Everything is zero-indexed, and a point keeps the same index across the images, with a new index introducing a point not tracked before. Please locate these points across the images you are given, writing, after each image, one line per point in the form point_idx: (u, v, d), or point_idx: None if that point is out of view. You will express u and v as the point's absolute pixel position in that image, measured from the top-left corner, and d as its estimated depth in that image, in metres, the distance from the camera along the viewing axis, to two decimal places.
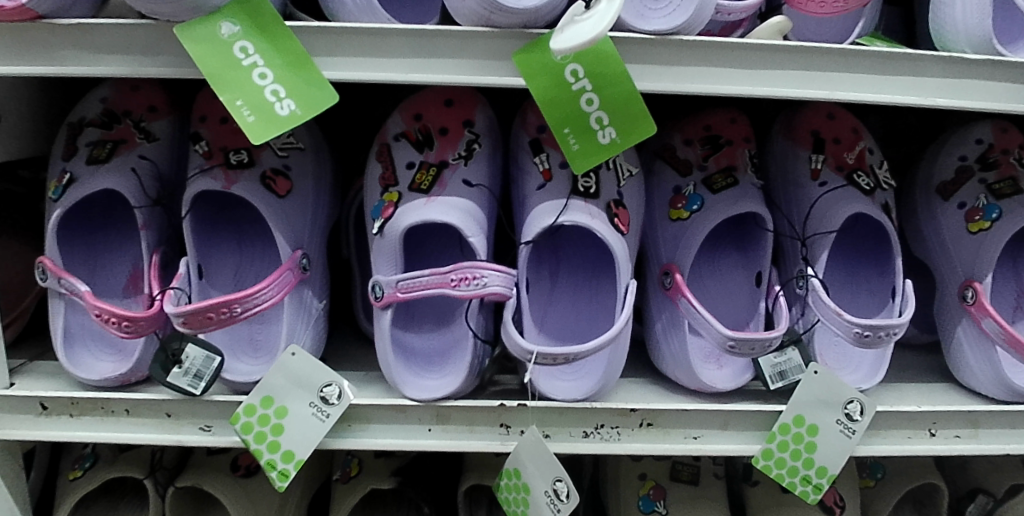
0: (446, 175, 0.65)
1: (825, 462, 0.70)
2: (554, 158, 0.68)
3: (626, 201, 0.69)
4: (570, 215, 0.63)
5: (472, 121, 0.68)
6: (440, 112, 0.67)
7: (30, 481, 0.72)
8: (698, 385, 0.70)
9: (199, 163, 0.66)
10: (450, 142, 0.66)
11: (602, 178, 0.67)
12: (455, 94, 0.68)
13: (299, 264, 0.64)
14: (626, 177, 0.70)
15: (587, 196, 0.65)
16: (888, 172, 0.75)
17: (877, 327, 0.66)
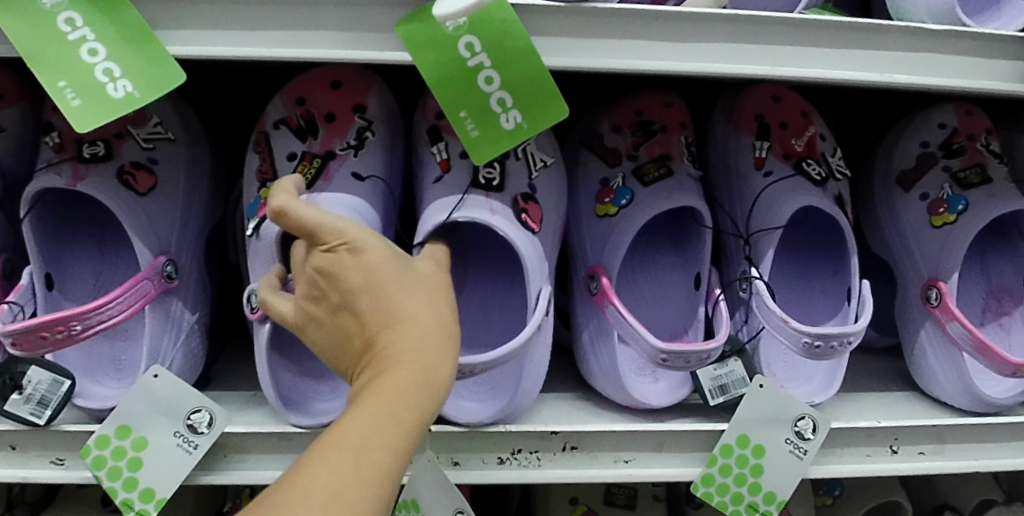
0: (332, 168, 0.58)
1: (774, 486, 0.62)
2: (454, 148, 0.60)
3: (539, 196, 0.61)
4: (466, 210, 0.55)
5: (364, 106, 0.61)
6: (324, 96, 0.60)
7: None
8: (630, 402, 0.62)
9: (49, 157, 0.57)
10: (339, 131, 0.59)
11: (508, 171, 0.59)
12: (344, 74, 0.61)
13: (163, 271, 0.56)
14: (538, 168, 0.62)
15: (491, 189, 0.58)
16: (841, 160, 0.68)
17: (829, 336, 0.58)
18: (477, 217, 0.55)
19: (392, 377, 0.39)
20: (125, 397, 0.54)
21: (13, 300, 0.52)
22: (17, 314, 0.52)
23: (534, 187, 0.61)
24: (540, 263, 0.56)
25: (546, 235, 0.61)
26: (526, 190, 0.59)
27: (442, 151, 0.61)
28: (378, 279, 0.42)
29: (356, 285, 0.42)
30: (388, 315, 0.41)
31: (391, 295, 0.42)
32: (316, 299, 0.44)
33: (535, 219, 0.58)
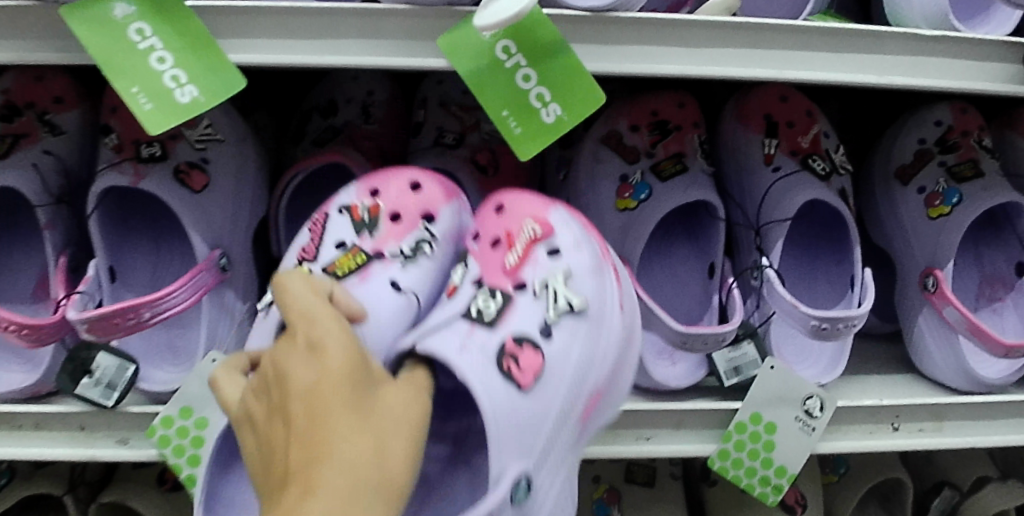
0: (372, 268, 0.57)
1: (785, 461, 0.66)
2: (470, 274, 0.56)
3: (551, 348, 0.50)
4: (429, 340, 0.49)
5: (432, 218, 0.61)
6: (399, 197, 0.60)
7: None
8: (650, 382, 0.67)
9: (109, 157, 0.61)
10: (394, 238, 0.59)
11: (508, 314, 0.52)
12: (429, 179, 0.62)
13: (218, 264, 0.60)
14: (558, 314, 0.52)
15: (484, 326, 0.51)
16: (844, 156, 0.73)
17: (836, 319, 0.63)
18: (430, 347, 0.48)
19: (300, 503, 0.33)
20: (185, 381, 0.59)
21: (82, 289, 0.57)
22: (89, 301, 0.57)
23: (548, 333, 0.51)
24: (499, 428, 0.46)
25: (562, 391, 0.49)
26: (525, 333, 0.51)
27: (463, 276, 0.57)
28: (326, 385, 0.37)
29: (303, 391, 0.37)
30: (313, 443, 0.35)
31: (334, 408, 0.37)
32: (261, 397, 0.39)
33: (525, 370, 0.49)
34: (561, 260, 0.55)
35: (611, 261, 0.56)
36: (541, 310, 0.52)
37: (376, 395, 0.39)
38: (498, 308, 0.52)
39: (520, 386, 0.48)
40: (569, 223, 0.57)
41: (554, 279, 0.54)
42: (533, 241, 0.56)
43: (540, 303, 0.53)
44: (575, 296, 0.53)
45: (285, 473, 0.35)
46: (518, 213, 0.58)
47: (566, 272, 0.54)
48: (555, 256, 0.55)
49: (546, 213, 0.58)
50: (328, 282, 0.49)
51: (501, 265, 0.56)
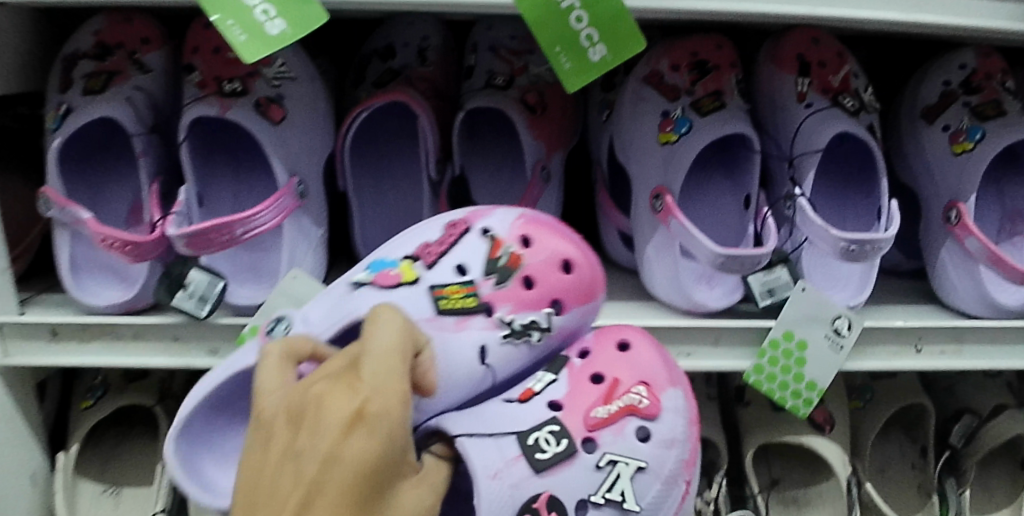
0: (473, 317, 0.59)
1: (815, 376, 0.72)
2: (552, 391, 0.59)
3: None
4: (472, 442, 0.54)
5: (559, 313, 0.61)
6: (542, 263, 0.61)
7: (43, 410, 0.72)
8: (690, 305, 0.72)
9: (193, 93, 0.67)
10: (512, 305, 0.60)
11: (557, 472, 0.54)
12: (575, 269, 0.62)
13: (296, 190, 0.66)
14: (609, 499, 0.54)
15: (533, 464, 0.54)
16: (872, 96, 0.77)
17: (864, 242, 0.68)
18: (466, 448, 0.54)
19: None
20: (269, 295, 0.64)
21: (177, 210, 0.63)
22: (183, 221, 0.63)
23: (585, 506, 0.54)
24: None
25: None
26: (559, 496, 0.54)
27: (544, 392, 0.59)
28: (339, 463, 0.41)
29: (316, 464, 0.41)
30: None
31: (331, 491, 0.40)
32: (289, 424, 0.44)
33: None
34: (646, 450, 0.56)
35: (689, 476, 0.58)
36: (593, 482, 0.55)
37: (383, 500, 0.43)
38: (556, 455, 0.55)
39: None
40: (670, 417, 0.58)
41: (624, 465, 0.55)
42: (630, 409, 0.58)
43: (597, 479, 0.55)
44: (633, 489, 0.55)
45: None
46: (637, 366, 0.60)
47: (638, 466, 0.56)
48: (647, 441, 0.57)
49: (663, 393, 0.59)
50: (423, 340, 0.54)
51: (588, 414, 0.58)
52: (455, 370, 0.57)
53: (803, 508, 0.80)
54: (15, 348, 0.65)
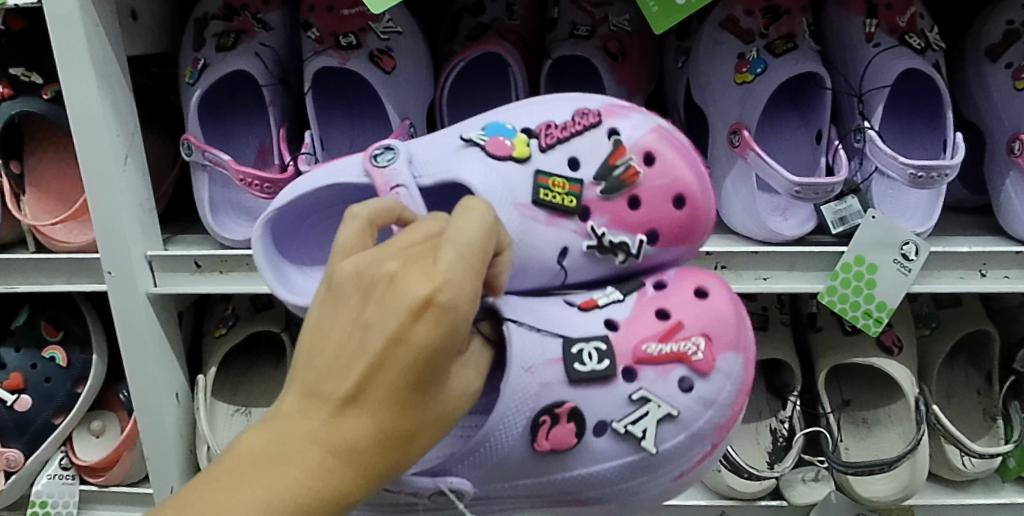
0: (563, 217, 0.58)
1: (885, 297, 0.76)
2: (616, 305, 0.57)
3: (595, 444, 0.53)
4: (522, 333, 0.52)
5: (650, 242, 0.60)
6: (656, 183, 0.59)
7: (182, 331, 0.83)
8: (767, 234, 0.77)
9: (312, 47, 0.74)
10: (608, 212, 0.59)
11: (588, 391, 0.53)
12: (689, 209, 0.60)
13: (408, 132, 0.72)
14: (625, 429, 0.53)
15: (572, 380, 0.53)
16: (937, 36, 0.81)
17: (930, 169, 0.73)
18: (509, 334, 0.51)
19: (320, 429, 0.35)
20: None
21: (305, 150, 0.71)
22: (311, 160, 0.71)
23: (603, 430, 0.53)
24: (485, 463, 0.51)
25: (562, 473, 0.53)
26: (580, 408, 0.53)
27: (606, 311, 0.57)
28: (395, 355, 0.34)
29: (380, 344, 0.34)
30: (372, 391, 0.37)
31: (381, 383, 0.35)
32: (358, 290, 0.36)
33: (552, 439, 0.51)
34: (683, 402, 0.54)
35: (718, 439, 0.56)
36: (622, 411, 0.53)
37: (435, 389, 0.37)
38: (596, 373, 0.53)
39: (539, 446, 0.51)
40: (724, 390, 0.56)
41: (653, 407, 0.54)
42: (682, 357, 0.55)
43: (626, 408, 0.54)
44: (655, 431, 0.53)
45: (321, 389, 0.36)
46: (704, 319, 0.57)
47: (667, 413, 0.54)
48: (692, 395, 0.55)
49: (720, 357, 0.56)
50: (504, 241, 0.43)
51: (640, 345, 0.55)
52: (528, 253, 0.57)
53: (873, 427, 0.86)
54: (164, 279, 0.74)
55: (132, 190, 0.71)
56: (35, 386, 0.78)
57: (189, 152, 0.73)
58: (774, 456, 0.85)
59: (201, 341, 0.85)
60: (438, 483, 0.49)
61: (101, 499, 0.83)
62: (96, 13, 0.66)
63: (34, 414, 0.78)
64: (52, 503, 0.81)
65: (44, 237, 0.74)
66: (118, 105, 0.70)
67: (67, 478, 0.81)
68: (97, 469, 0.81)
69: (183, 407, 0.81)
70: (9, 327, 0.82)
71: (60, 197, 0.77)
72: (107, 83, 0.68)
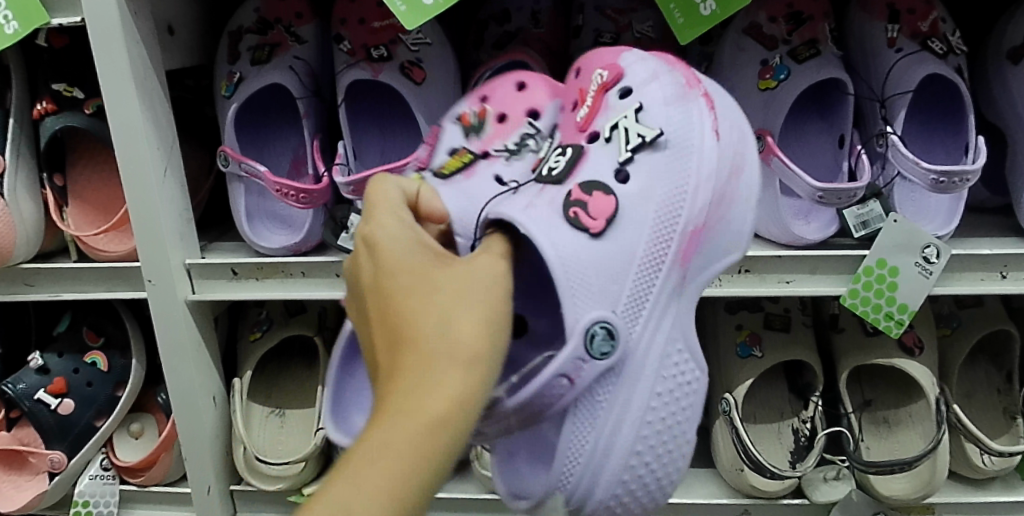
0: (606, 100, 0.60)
1: (907, 299, 0.76)
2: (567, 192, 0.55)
3: (626, 189, 0.55)
4: (499, 203, 0.55)
5: (597, 119, 0.60)
6: (567, 87, 0.66)
7: (219, 335, 0.85)
8: (790, 237, 0.78)
9: (344, 60, 0.76)
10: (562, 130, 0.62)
11: (582, 166, 0.57)
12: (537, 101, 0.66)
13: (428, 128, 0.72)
14: (637, 149, 0.57)
15: (554, 183, 0.56)
16: (960, 40, 0.82)
17: (952, 173, 0.74)
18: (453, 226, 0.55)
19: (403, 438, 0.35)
20: None
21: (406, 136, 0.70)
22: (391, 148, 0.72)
23: (626, 174, 0.56)
24: (588, 277, 0.52)
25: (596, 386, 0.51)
26: (603, 185, 0.56)
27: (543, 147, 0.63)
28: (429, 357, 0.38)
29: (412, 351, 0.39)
30: (419, 268, 0.42)
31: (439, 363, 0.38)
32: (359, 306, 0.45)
33: (594, 215, 0.54)
34: (639, 95, 0.59)
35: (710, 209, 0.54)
36: (615, 153, 0.57)
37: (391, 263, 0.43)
38: (567, 166, 0.57)
39: (589, 231, 0.53)
40: (659, 62, 0.60)
41: (623, 119, 0.58)
42: (602, 88, 0.61)
43: (614, 150, 0.57)
44: (648, 127, 0.57)
45: (393, 208, 0.47)
46: (638, 73, 0.60)
47: (636, 109, 0.58)
48: (638, 89, 0.59)
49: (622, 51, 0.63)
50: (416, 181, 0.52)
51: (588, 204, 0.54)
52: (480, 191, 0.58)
53: (894, 427, 0.88)
54: (201, 285, 0.75)
55: (171, 201, 0.73)
56: (78, 391, 0.81)
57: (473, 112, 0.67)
58: (797, 455, 0.86)
59: (237, 345, 0.87)
60: (573, 341, 0.49)
61: (139, 499, 0.85)
62: (136, 28, 0.68)
63: (77, 417, 0.80)
64: (93, 502, 0.83)
65: (87, 247, 0.77)
66: (157, 117, 0.72)
67: (108, 478, 0.84)
68: (136, 469, 0.84)
69: (219, 410, 0.83)
70: (52, 333, 0.85)
71: (101, 208, 0.79)
72: (147, 96, 0.70)
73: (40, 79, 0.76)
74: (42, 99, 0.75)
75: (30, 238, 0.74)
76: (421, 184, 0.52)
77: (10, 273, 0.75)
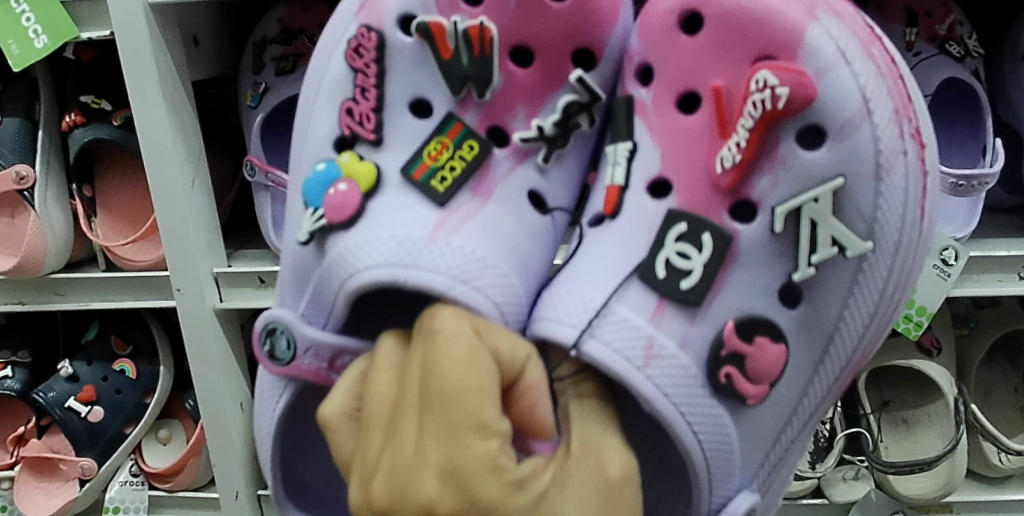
0: (781, 150, 0.44)
1: (926, 301, 0.77)
2: (703, 338, 0.44)
3: (790, 318, 0.46)
4: (601, 335, 0.43)
5: (755, 173, 0.44)
6: (684, 49, 0.47)
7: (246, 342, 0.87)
8: None
9: None
10: (671, 151, 0.48)
11: (725, 281, 0.45)
12: (587, 37, 0.51)
13: (366, 43, 0.51)
14: (825, 259, 0.44)
15: (679, 304, 0.44)
16: (976, 42, 0.84)
17: (972, 178, 0.75)
18: (465, 300, 0.43)
19: None
20: None
21: (375, 59, 0.51)
22: (353, 80, 0.51)
23: (795, 297, 0.46)
24: (731, 454, 0.45)
25: None
26: (762, 315, 0.45)
27: (634, 177, 0.49)
28: None
29: None
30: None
31: None
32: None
33: (752, 375, 0.44)
34: (836, 158, 0.43)
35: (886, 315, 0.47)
36: (785, 259, 0.45)
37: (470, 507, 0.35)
38: (702, 281, 0.44)
39: (745, 398, 0.44)
40: (870, 67, 0.43)
41: (808, 204, 0.43)
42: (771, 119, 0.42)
43: (784, 255, 0.45)
44: (848, 231, 0.43)
45: (485, 425, 0.35)
46: (839, 100, 0.42)
47: (835, 189, 0.43)
48: (837, 142, 0.43)
49: (807, 27, 0.43)
50: (523, 354, 0.40)
51: (740, 360, 0.44)
52: (511, 232, 0.49)
53: (912, 427, 0.88)
54: (229, 293, 0.76)
55: (199, 210, 0.74)
56: (107, 398, 0.82)
57: (481, 20, 0.49)
58: (816, 455, 0.87)
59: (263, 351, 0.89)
60: None
61: (167, 504, 0.86)
62: (165, 41, 0.69)
63: (107, 424, 0.81)
64: (123, 508, 0.85)
65: (115, 257, 0.77)
66: (185, 129, 0.72)
67: (137, 484, 0.85)
68: (165, 475, 0.85)
69: (247, 416, 0.83)
70: (81, 341, 0.86)
71: (129, 218, 0.80)
72: (175, 108, 0.71)
73: (69, 91, 0.77)
74: (71, 112, 0.76)
75: (59, 250, 0.75)
76: (528, 359, 0.40)
77: (41, 283, 0.76)
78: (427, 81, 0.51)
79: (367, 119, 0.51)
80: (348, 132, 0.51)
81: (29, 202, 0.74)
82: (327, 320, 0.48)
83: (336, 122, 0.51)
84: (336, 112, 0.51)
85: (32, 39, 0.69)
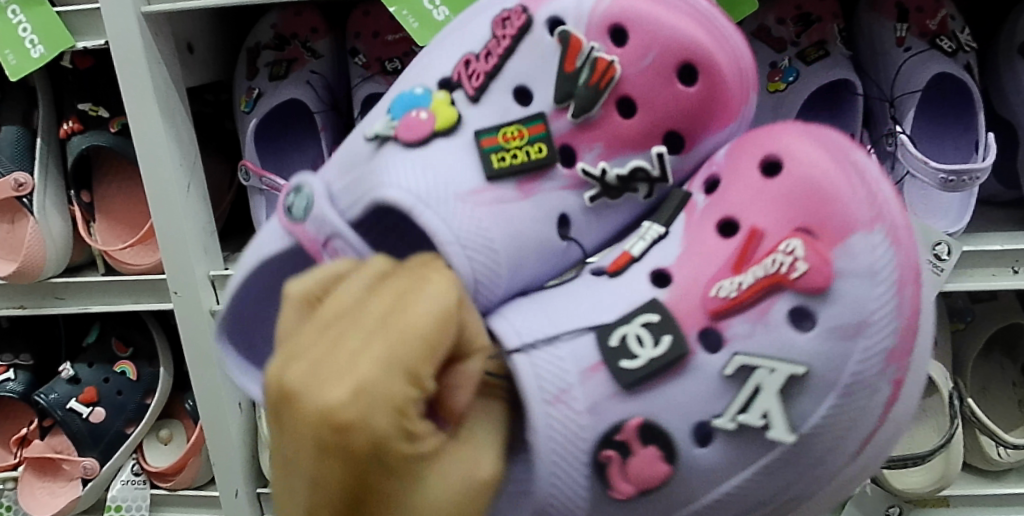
0: (772, 305, 0.40)
1: None
2: (619, 408, 0.39)
3: (696, 455, 0.39)
4: (536, 358, 0.39)
5: (735, 316, 0.40)
6: (750, 184, 0.43)
7: None
8: None
9: (361, 73, 0.79)
10: (690, 256, 0.43)
11: (660, 384, 0.39)
12: (691, 125, 0.48)
13: (518, 21, 0.49)
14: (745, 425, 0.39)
15: (614, 379, 0.39)
16: (969, 36, 0.83)
17: (962, 173, 0.75)
18: (453, 261, 0.43)
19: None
20: None
21: (513, 36, 0.49)
22: (486, 43, 0.49)
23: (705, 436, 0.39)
24: None
25: None
26: (668, 431, 0.39)
27: (650, 258, 0.44)
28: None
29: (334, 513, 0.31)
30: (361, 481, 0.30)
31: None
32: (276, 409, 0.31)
33: (628, 476, 0.38)
34: (816, 347, 0.38)
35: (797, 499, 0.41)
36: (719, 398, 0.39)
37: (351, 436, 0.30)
38: (643, 371, 0.39)
39: (611, 490, 0.39)
40: (893, 296, 0.38)
41: (762, 370, 0.39)
42: (774, 281, 0.39)
43: (714, 399, 0.39)
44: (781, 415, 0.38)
45: (417, 375, 0.31)
46: (848, 301, 0.38)
47: (793, 374, 0.38)
48: (824, 333, 0.38)
49: (861, 229, 0.39)
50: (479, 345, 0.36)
51: (631, 465, 0.39)
52: (522, 231, 0.45)
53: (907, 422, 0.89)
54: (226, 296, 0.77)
55: (195, 214, 0.75)
56: (108, 399, 0.83)
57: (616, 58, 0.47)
58: None
59: None
60: None
61: (170, 502, 0.88)
62: (158, 48, 0.70)
63: (108, 425, 0.83)
64: (126, 506, 0.86)
65: (115, 261, 0.79)
66: (180, 135, 0.73)
67: (139, 483, 0.86)
68: (166, 474, 0.86)
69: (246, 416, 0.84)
70: (83, 344, 0.88)
71: (128, 223, 0.82)
72: (169, 114, 0.72)
73: (66, 98, 0.79)
74: (70, 119, 0.77)
75: (59, 254, 0.77)
76: (477, 352, 0.36)
77: (41, 288, 0.78)
78: (541, 74, 0.48)
79: (477, 76, 0.48)
80: (455, 78, 0.49)
81: (28, 208, 0.75)
82: (349, 205, 0.46)
83: (452, 66, 0.49)
84: (456, 59, 0.49)
85: (29, 50, 0.70)
